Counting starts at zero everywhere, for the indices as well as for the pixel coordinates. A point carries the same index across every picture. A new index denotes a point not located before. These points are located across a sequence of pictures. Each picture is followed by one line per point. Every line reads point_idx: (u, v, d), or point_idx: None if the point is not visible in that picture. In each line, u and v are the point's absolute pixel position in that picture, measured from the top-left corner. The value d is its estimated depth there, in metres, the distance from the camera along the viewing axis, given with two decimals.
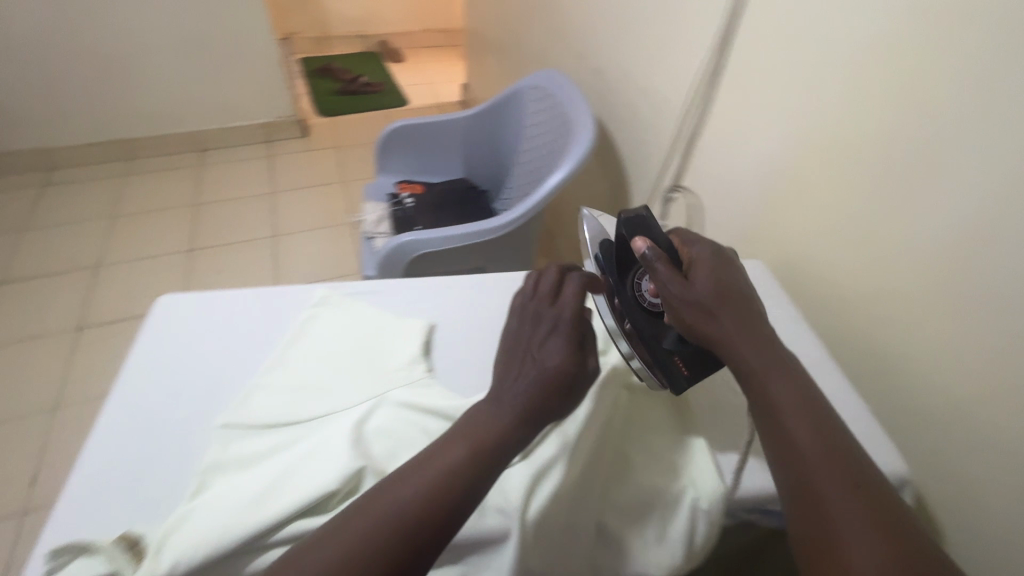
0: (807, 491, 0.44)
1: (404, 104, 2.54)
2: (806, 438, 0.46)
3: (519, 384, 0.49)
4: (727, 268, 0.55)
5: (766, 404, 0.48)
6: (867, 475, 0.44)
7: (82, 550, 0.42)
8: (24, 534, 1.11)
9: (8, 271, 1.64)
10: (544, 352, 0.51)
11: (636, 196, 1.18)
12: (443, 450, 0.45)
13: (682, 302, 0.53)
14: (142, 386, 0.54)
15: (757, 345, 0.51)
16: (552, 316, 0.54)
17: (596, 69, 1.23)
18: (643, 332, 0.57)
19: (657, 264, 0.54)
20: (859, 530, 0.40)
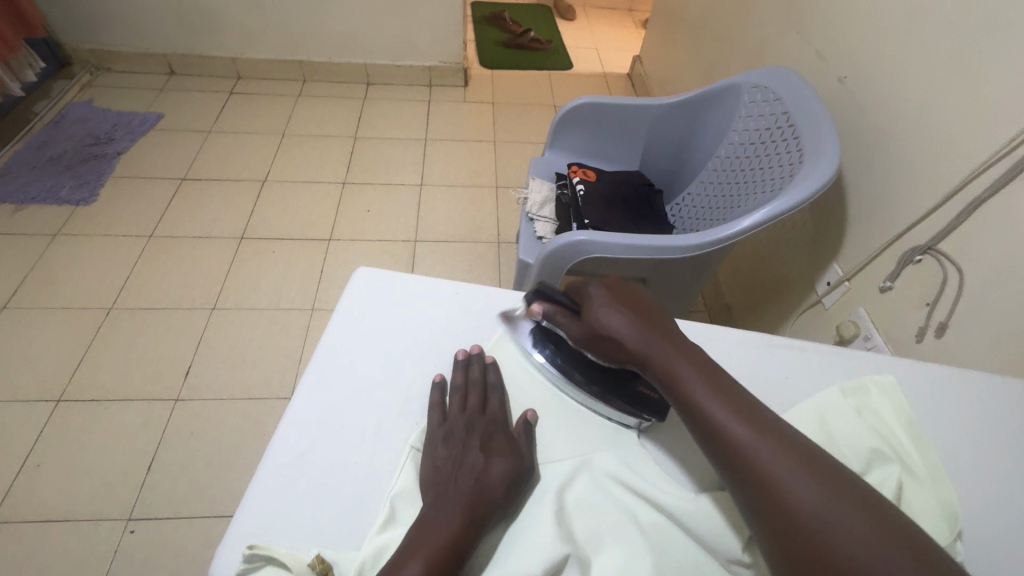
0: (775, 519, 0.37)
1: (569, 68, 2.39)
2: (805, 492, 0.37)
3: (467, 481, 0.43)
4: (615, 286, 0.51)
5: (704, 419, 0.42)
6: (820, 460, 0.39)
7: (275, 560, 0.40)
8: (173, 418, 1.23)
9: (193, 168, 1.79)
10: (488, 452, 0.45)
11: (852, 242, 0.99)
12: (398, 562, 0.38)
13: (600, 344, 0.49)
14: (335, 373, 0.51)
15: (677, 351, 0.46)
16: (484, 423, 0.48)
17: (841, 79, 1.03)
18: (602, 385, 0.50)
19: (561, 319, 0.51)
20: (840, 540, 0.34)
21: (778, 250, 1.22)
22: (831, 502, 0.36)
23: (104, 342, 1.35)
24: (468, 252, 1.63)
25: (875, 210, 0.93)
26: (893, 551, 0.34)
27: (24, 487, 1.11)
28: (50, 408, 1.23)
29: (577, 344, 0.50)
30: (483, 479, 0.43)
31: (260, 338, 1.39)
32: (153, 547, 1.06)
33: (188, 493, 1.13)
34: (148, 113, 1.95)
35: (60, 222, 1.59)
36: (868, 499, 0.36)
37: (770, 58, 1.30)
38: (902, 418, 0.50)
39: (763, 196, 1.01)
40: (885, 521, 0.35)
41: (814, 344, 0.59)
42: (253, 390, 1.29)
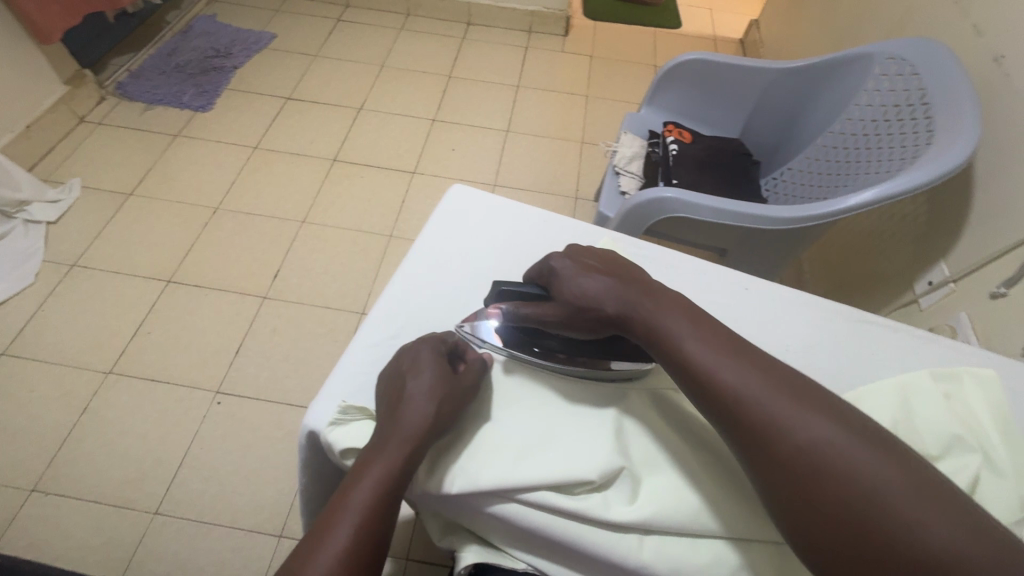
0: (779, 467, 0.36)
1: (677, 27, 2.25)
2: (805, 434, 0.36)
3: (387, 430, 0.41)
4: (574, 255, 0.50)
5: (693, 366, 0.41)
6: (816, 398, 0.38)
7: (366, 417, 0.45)
8: (260, 313, 1.36)
9: (297, 88, 1.88)
10: (407, 398, 0.43)
11: (970, 241, 0.90)
12: (351, 485, 0.39)
13: (583, 317, 0.46)
14: (425, 275, 0.56)
15: (660, 298, 0.45)
16: (399, 377, 0.45)
17: (996, 58, 0.92)
18: (593, 354, 0.49)
19: (527, 312, 0.48)
20: (846, 481, 0.34)
21: (878, 242, 1.13)
22: (830, 435, 0.35)
23: (209, 237, 1.49)
24: (544, 203, 1.63)
25: (1007, 207, 0.84)
26: (897, 480, 0.33)
27: (135, 349, 1.28)
28: (161, 287, 1.39)
29: (552, 327, 0.48)
30: (402, 424, 0.41)
31: (340, 255, 1.48)
32: (235, 420, 1.20)
33: (267, 380, 1.26)
34: (263, 32, 2.05)
35: (180, 125, 1.74)
36: (861, 427, 0.36)
37: (914, 30, 1.17)
38: (999, 411, 0.47)
39: (878, 176, 0.94)
40: (880, 448, 0.35)
41: (910, 328, 0.57)
42: (330, 301, 1.39)
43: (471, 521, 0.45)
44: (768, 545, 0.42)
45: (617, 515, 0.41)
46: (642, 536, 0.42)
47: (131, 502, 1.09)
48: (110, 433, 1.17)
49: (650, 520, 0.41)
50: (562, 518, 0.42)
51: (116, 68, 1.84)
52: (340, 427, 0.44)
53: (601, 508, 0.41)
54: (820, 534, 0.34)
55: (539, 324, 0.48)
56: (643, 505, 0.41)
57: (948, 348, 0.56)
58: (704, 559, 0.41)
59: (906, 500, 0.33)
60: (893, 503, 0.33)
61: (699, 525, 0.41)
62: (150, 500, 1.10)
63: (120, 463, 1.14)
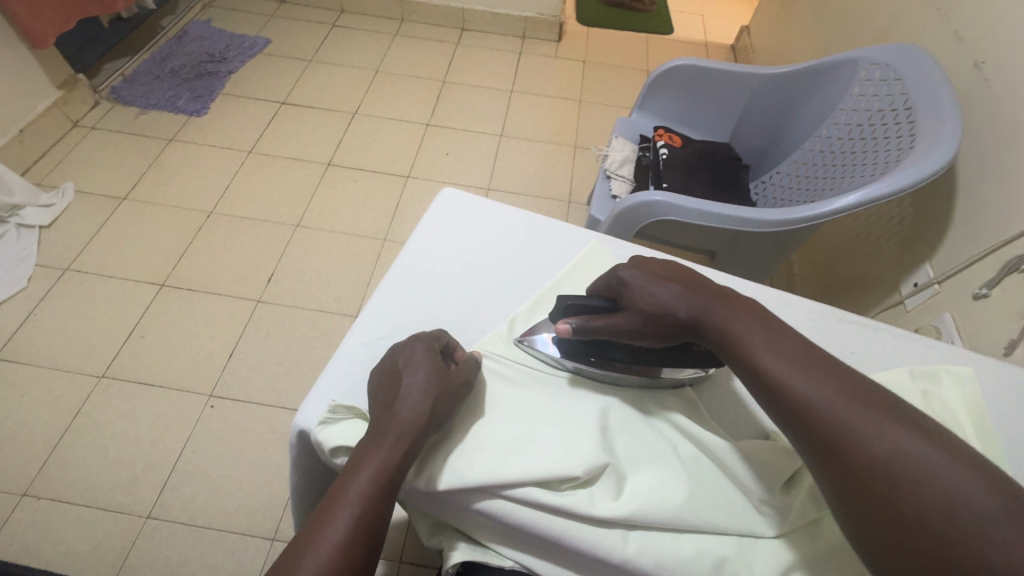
0: (848, 474, 0.36)
1: (669, 32, 2.28)
2: (878, 442, 0.36)
3: (383, 425, 0.42)
4: (641, 265, 0.51)
5: (766, 374, 0.42)
6: (890, 407, 0.37)
7: (353, 417, 0.45)
8: (254, 316, 1.36)
9: (292, 93, 1.89)
10: (403, 394, 0.44)
11: (954, 243, 0.92)
12: (346, 480, 0.40)
13: (656, 324, 0.47)
14: (414, 278, 0.56)
15: (732, 307, 0.46)
16: (396, 374, 0.46)
17: (978, 63, 0.93)
18: (653, 363, 0.50)
19: (597, 324, 0.49)
20: (918, 488, 0.34)
21: (866, 245, 1.15)
22: (909, 446, 0.35)
23: (203, 241, 1.49)
24: (537, 207, 1.64)
25: (989, 210, 0.86)
26: (975, 492, 0.33)
27: (129, 353, 1.28)
28: (155, 290, 1.39)
29: (623, 339, 0.49)
30: (398, 420, 0.42)
31: (335, 259, 1.49)
32: (228, 423, 1.20)
33: (260, 383, 1.26)
34: (258, 37, 2.06)
35: (175, 129, 1.75)
36: (946, 442, 0.35)
37: (899, 36, 1.19)
38: (974, 408, 0.48)
39: (863, 180, 0.95)
40: (967, 463, 0.34)
41: (891, 327, 0.58)
42: (324, 304, 1.40)
43: (460, 519, 0.46)
44: (750, 539, 0.42)
45: (601, 511, 0.42)
46: (626, 531, 0.42)
47: (123, 506, 1.09)
48: (103, 437, 1.17)
49: (635, 514, 0.41)
50: (548, 515, 0.43)
51: (111, 73, 1.84)
52: (328, 426, 0.45)
53: (586, 504, 0.42)
54: (897, 546, 0.34)
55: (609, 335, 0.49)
56: (626, 500, 0.42)
57: (928, 346, 0.57)
58: (686, 552, 0.41)
59: (994, 516, 0.32)
60: (980, 519, 0.32)
61: (682, 520, 0.42)
62: (143, 504, 1.10)
63: (112, 467, 1.13)
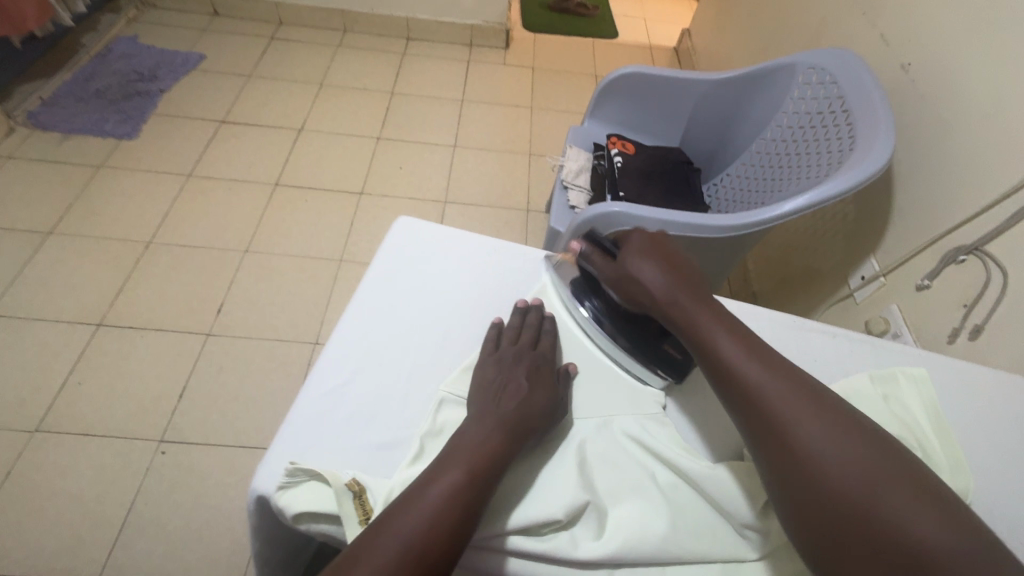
0: (780, 455, 0.40)
1: (614, 36, 2.32)
2: (809, 428, 0.39)
3: (509, 401, 0.46)
4: (653, 238, 0.54)
5: (722, 362, 0.45)
6: (825, 400, 0.41)
7: (316, 477, 0.42)
8: (204, 351, 1.29)
9: (232, 111, 1.81)
10: (532, 383, 0.48)
11: (894, 237, 0.97)
12: (439, 474, 0.39)
13: (631, 290, 0.51)
14: (372, 318, 0.53)
15: (702, 299, 0.49)
16: (533, 357, 0.51)
17: (904, 65, 0.99)
18: (634, 337, 0.53)
19: (594, 258, 0.54)
20: (838, 472, 0.37)
21: (815, 240, 1.20)
22: (838, 435, 0.39)
23: (143, 274, 1.40)
24: (496, 217, 1.62)
25: (924, 204, 0.91)
26: (884, 478, 0.37)
27: (65, 402, 1.18)
28: (92, 331, 1.29)
29: (606, 286, 0.54)
30: (528, 402, 0.46)
31: (288, 284, 1.42)
32: (182, 470, 1.12)
33: (215, 423, 1.19)
34: (191, 53, 1.96)
35: (104, 155, 1.63)
36: (870, 435, 0.39)
37: (830, 38, 1.24)
38: (931, 408, 0.50)
39: (808, 181, 0.99)
40: (885, 454, 0.38)
41: (847, 331, 0.60)
42: (280, 333, 1.33)
43: None
44: (735, 564, 0.42)
45: (585, 553, 0.40)
46: (610, 570, 0.41)
47: (68, 571, 1.00)
48: (41, 497, 1.07)
49: (624, 551, 0.40)
50: (532, 562, 0.41)
51: (26, 96, 1.70)
52: (291, 489, 0.42)
53: (569, 548, 0.41)
54: (815, 523, 0.37)
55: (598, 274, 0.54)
56: (610, 537, 0.41)
57: (881, 348, 0.59)
58: None
59: (901, 500, 0.36)
60: (888, 503, 0.35)
61: (667, 553, 0.41)
62: (91, 567, 1.01)
63: (54, 529, 1.04)
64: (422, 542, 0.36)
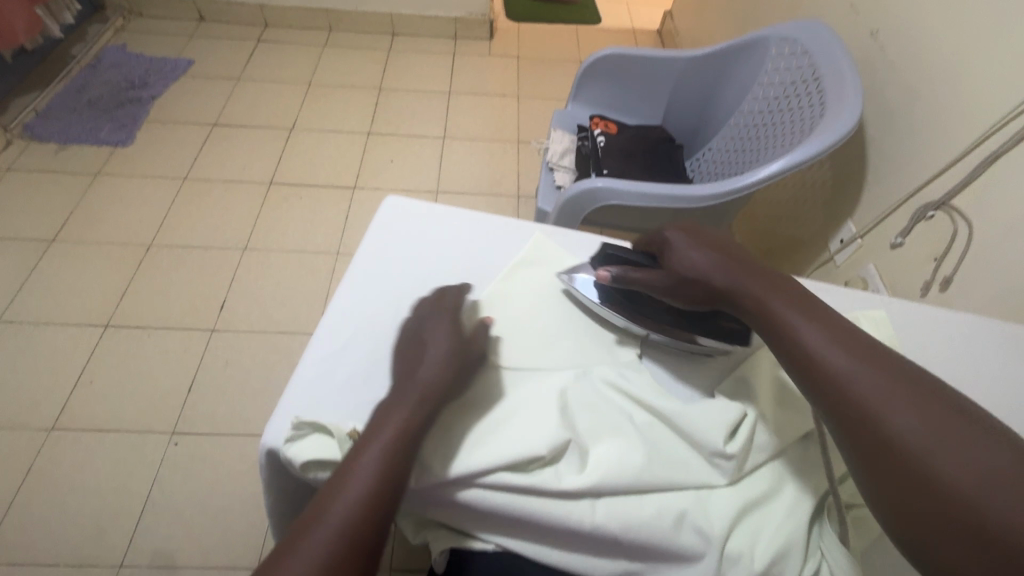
0: (870, 441, 0.38)
1: (597, 22, 2.34)
2: (902, 415, 0.38)
3: (416, 366, 0.47)
4: (687, 231, 0.56)
5: (800, 349, 0.44)
6: (921, 384, 0.39)
7: (320, 430, 0.46)
8: (210, 347, 1.32)
9: (223, 114, 1.84)
10: (431, 339, 0.49)
11: (869, 200, 1.00)
12: (380, 423, 0.43)
13: (687, 283, 0.53)
14: (365, 289, 0.57)
15: (772, 288, 0.49)
16: (434, 315, 0.52)
17: (873, 32, 1.02)
18: (688, 327, 0.54)
19: (633, 272, 0.56)
20: (939, 459, 0.35)
21: (796, 209, 1.23)
22: (933, 420, 0.37)
23: (146, 276, 1.43)
24: (488, 205, 1.66)
25: (895, 166, 0.94)
26: (998, 469, 0.34)
27: (78, 401, 1.22)
28: (99, 332, 1.33)
29: (657, 292, 0.55)
30: (427, 365, 0.47)
31: (289, 279, 1.46)
32: (195, 459, 1.16)
33: (224, 414, 1.23)
34: (180, 58, 1.98)
35: (100, 162, 1.66)
36: (976, 422, 0.36)
37: (804, 11, 1.27)
38: (887, 345, 0.54)
39: (784, 149, 1.02)
40: (994, 441, 0.35)
41: (813, 282, 0.64)
42: (283, 326, 1.37)
43: (440, 513, 0.47)
44: (708, 490, 0.46)
45: (568, 484, 0.44)
46: (594, 500, 0.45)
47: (93, 559, 1.05)
48: (61, 492, 1.11)
49: (604, 479, 0.44)
50: (520, 495, 0.45)
51: (20, 108, 1.73)
52: (297, 441, 0.45)
53: (554, 480, 0.45)
54: (912, 508, 0.36)
55: (645, 285, 0.55)
56: (592, 470, 0.45)
57: (846, 295, 0.62)
58: (649, 510, 0.44)
59: (1014, 488, 0.33)
60: (1000, 496, 0.33)
61: (643, 481, 0.45)
62: (113, 555, 1.05)
63: (76, 521, 1.09)
64: (376, 480, 0.41)
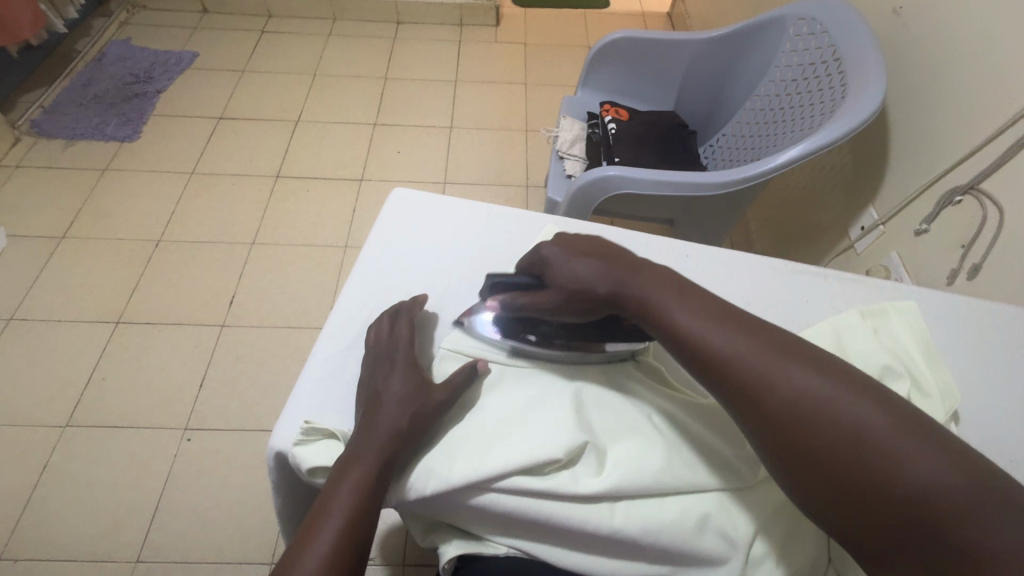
0: (766, 420, 0.38)
1: (606, 6, 2.28)
2: (791, 388, 0.37)
3: (376, 408, 0.45)
4: (564, 241, 0.53)
5: (683, 333, 0.43)
6: (799, 352, 0.39)
7: (331, 436, 0.45)
8: (220, 342, 1.32)
9: (229, 107, 1.82)
10: (387, 379, 0.47)
11: (892, 185, 0.96)
12: (360, 443, 0.43)
13: (578, 296, 0.49)
14: (373, 285, 0.55)
15: (649, 273, 0.47)
16: (387, 351, 0.49)
17: (895, 9, 0.97)
18: (590, 337, 0.50)
19: (523, 298, 0.51)
20: (829, 426, 0.36)
21: (814, 195, 1.20)
22: (820, 385, 0.37)
23: (155, 271, 1.43)
24: (497, 195, 1.63)
25: (920, 149, 0.90)
26: (881, 423, 0.35)
27: (91, 397, 1.23)
28: (111, 329, 1.33)
29: (551, 314, 0.50)
30: (386, 409, 0.45)
31: (297, 273, 1.45)
32: (208, 454, 1.17)
33: (236, 409, 1.23)
34: (184, 52, 1.97)
35: (107, 158, 1.66)
36: (850, 377, 0.38)
37: None
38: (919, 339, 0.51)
39: (803, 133, 0.98)
40: (871, 394, 0.36)
41: (839, 272, 0.61)
42: (292, 320, 1.37)
43: (453, 516, 0.46)
44: (731, 492, 0.44)
45: (586, 487, 0.43)
46: (613, 503, 0.43)
47: (110, 553, 1.06)
48: (77, 487, 1.12)
49: (621, 483, 0.42)
50: (536, 498, 0.43)
51: (28, 105, 1.73)
52: (306, 446, 0.45)
53: (570, 483, 0.43)
54: (819, 481, 0.36)
55: (536, 309, 0.50)
56: (610, 473, 0.43)
57: (872, 286, 0.60)
58: (672, 513, 0.43)
59: (900, 439, 0.34)
60: (889, 447, 0.34)
61: (664, 484, 0.43)
62: (129, 549, 1.06)
63: (92, 515, 1.10)
64: (358, 502, 0.41)
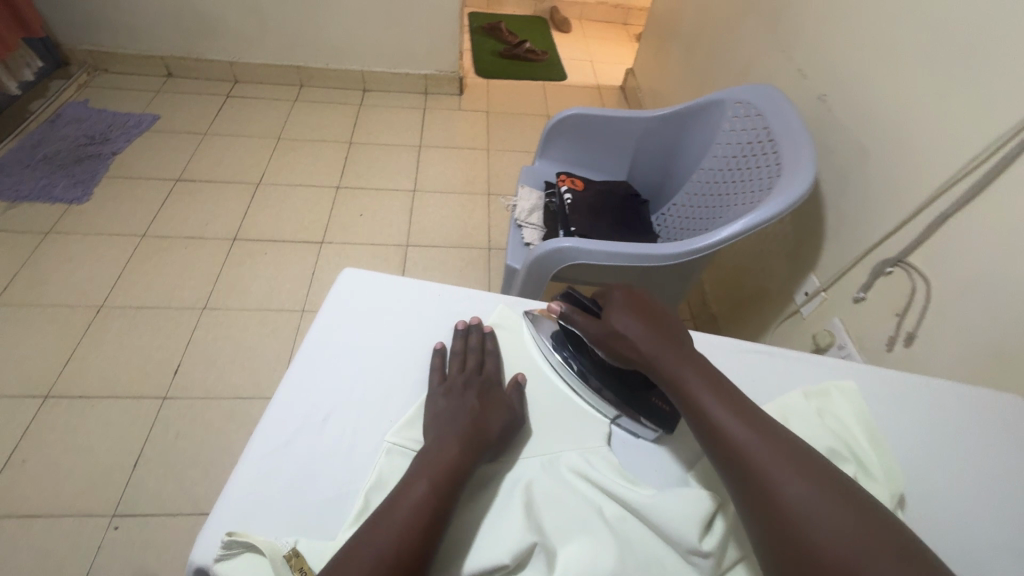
0: (765, 511, 0.42)
1: (563, 78, 2.43)
2: (791, 487, 0.41)
3: (463, 417, 0.49)
4: (638, 296, 0.56)
5: (706, 417, 0.47)
6: (809, 462, 0.43)
7: (252, 548, 0.41)
8: (160, 416, 1.24)
9: (187, 169, 1.80)
10: (491, 403, 0.51)
11: (829, 253, 1.02)
12: (439, 448, 0.46)
13: (617, 345, 0.53)
14: (315, 373, 0.53)
15: (687, 358, 0.51)
16: (481, 380, 0.54)
17: (821, 96, 1.07)
18: (617, 392, 0.55)
19: (574, 316, 0.56)
20: (825, 531, 0.39)
21: (761, 262, 1.25)
22: (819, 493, 0.41)
23: (94, 339, 1.35)
24: (459, 258, 1.65)
25: (851, 222, 0.97)
26: (871, 544, 0.38)
27: (6, 483, 1.11)
28: (37, 405, 1.23)
29: (591, 343, 0.55)
30: (469, 417, 0.49)
31: (250, 338, 1.40)
32: (137, 545, 1.06)
33: (172, 491, 1.13)
34: (145, 114, 1.96)
35: (52, 221, 1.60)
36: (850, 494, 0.41)
37: (757, 73, 1.33)
38: (863, 420, 0.52)
39: (745, 207, 1.04)
40: (864, 514, 0.40)
41: (788, 350, 0.63)
42: (241, 390, 1.30)
43: None
44: None
45: None
46: None
47: None
48: None
49: None
50: None
51: None
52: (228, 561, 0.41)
53: None
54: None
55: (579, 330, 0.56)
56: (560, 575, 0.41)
57: (819, 364, 0.62)
58: None
59: (884, 561, 0.37)
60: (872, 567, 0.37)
61: None
62: None
63: None
64: (422, 508, 0.41)
